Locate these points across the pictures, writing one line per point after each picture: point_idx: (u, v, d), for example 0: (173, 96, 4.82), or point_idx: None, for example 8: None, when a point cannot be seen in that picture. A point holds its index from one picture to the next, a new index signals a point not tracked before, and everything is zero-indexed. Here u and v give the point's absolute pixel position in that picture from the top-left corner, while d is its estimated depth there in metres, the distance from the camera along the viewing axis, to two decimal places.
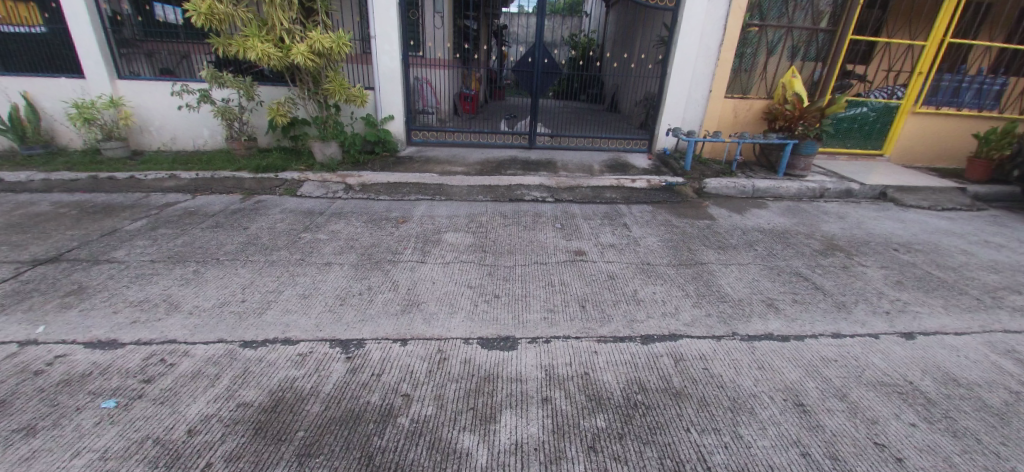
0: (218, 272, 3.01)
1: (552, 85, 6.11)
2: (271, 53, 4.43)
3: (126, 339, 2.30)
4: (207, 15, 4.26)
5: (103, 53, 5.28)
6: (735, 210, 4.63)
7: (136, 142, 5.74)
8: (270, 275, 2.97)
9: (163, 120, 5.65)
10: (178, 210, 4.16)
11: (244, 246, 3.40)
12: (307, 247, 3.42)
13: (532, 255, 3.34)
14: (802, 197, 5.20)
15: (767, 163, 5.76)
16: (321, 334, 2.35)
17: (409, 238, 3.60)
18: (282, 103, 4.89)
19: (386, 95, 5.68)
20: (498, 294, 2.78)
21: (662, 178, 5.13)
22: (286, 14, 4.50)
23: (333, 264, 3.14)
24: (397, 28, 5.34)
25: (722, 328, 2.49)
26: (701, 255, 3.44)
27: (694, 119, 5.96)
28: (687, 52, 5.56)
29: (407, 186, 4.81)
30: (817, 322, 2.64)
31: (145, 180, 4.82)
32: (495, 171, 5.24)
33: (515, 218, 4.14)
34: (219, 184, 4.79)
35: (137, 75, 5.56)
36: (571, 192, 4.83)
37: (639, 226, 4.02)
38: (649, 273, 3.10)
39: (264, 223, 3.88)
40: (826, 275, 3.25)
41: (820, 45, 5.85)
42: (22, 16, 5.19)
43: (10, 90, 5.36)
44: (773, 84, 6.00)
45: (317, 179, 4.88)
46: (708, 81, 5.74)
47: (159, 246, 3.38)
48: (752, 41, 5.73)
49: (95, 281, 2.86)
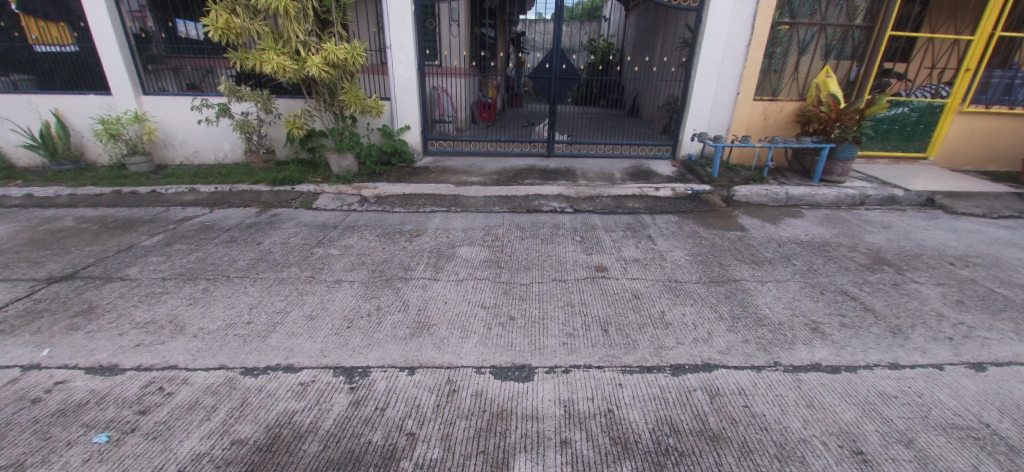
0: (226, 290, 2.93)
1: (571, 91, 5.93)
2: (286, 66, 4.40)
3: (127, 364, 2.23)
4: (224, 30, 4.27)
5: (128, 69, 5.40)
6: (768, 220, 4.32)
7: (160, 157, 5.84)
8: (278, 294, 2.87)
9: (185, 134, 5.73)
10: (195, 225, 4.15)
11: (255, 263, 3.32)
12: (318, 263, 3.31)
13: (550, 271, 3.15)
14: (841, 205, 4.83)
15: (801, 168, 5.41)
16: (324, 360, 2.21)
17: (422, 253, 3.47)
18: (298, 116, 4.87)
19: (402, 105, 5.61)
20: (514, 315, 2.59)
21: (687, 186, 4.87)
22: (301, 26, 4.47)
23: (343, 282, 3.02)
24: (412, 38, 5.27)
25: (762, 357, 2.23)
26: (734, 271, 3.17)
27: (722, 123, 5.66)
28: (713, 54, 5.29)
29: (422, 198, 4.69)
30: (870, 350, 2.34)
31: (166, 194, 4.87)
32: (512, 180, 5.08)
33: (533, 230, 3.96)
34: (236, 197, 4.79)
35: (163, 90, 5.65)
36: (591, 202, 4.61)
37: (665, 239, 3.78)
38: (677, 292, 2.86)
39: (277, 238, 3.81)
40: (876, 294, 2.93)
41: (856, 43, 5.47)
42: (54, 36, 5.37)
43: (41, 108, 5.53)
44: (805, 85, 5.66)
45: (333, 191, 4.82)
46: (736, 83, 5.44)
47: (172, 263, 3.34)
48: (782, 40, 5.41)
49: (106, 300, 2.83)
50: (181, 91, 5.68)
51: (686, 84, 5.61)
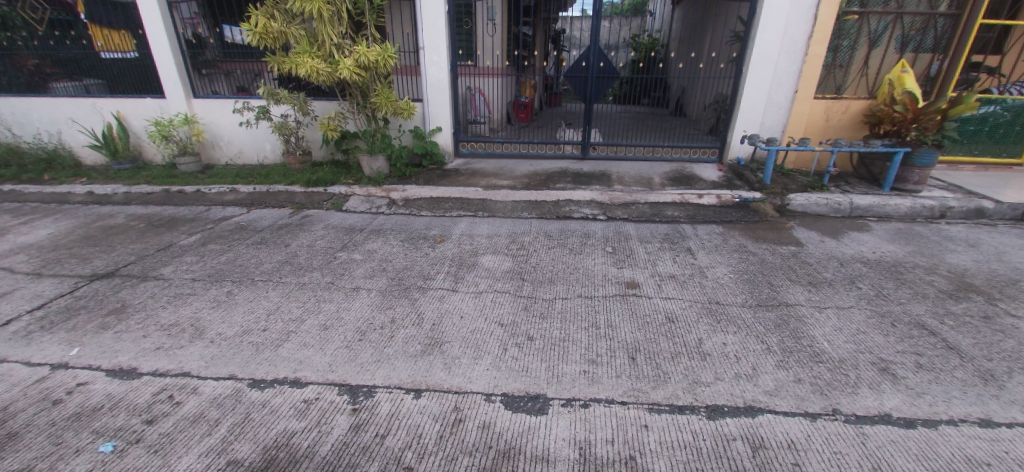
0: (248, 294, 2.94)
1: (609, 90, 5.65)
2: (320, 69, 4.42)
3: (144, 368, 2.25)
4: (262, 34, 4.36)
5: (180, 74, 5.68)
6: (828, 233, 3.87)
7: (208, 157, 6.12)
8: (296, 300, 2.82)
9: (231, 135, 5.97)
10: (231, 225, 4.26)
11: (280, 266, 3.33)
12: (339, 268, 3.26)
13: (576, 287, 2.92)
14: (917, 217, 4.26)
15: (869, 175, 4.84)
16: (331, 376, 2.12)
17: (443, 261, 3.34)
18: (332, 118, 4.90)
19: (434, 106, 5.54)
20: (532, 335, 2.40)
21: (735, 193, 4.45)
22: (335, 29, 4.48)
23: (361, 289, 2.94)
24: (445, 38, 5.19)
25: (818, 402, 1.93)
26: (786, 294, 2.82)
27: (776, 124, 5.17)
28: (767, 48, 4.83)
29: (450, 201, 4.59)
30: (954, 401, 1.97)
31: (208, 193, 5.05)
32: (543, 184, 4.88)
33: (561, 239, 3.75)
34: (272, 198, 4.89)
35: (215, 94, 5.91)
36: (626, 210, 4.33)
37: (706, 252, 3.45)
38: (718, 317, 2.55)
39: (305, 240, 3.82)
40: (960, 328, 2.50)
41: (939, 33, 4.81)
42: (117, 43, 5.73)
43: (105, 110, 5.94)
44: (876, 81, 5.06)
45: (363, 193, 4.81)
46: (793, 80, 4.95)
47: (204, 264, 3.42)
48: (850, 32, 4.85)
49: (137, 300, 2.92)
50: (231, 94, 5.91)
51: (736, 81, 5.17)
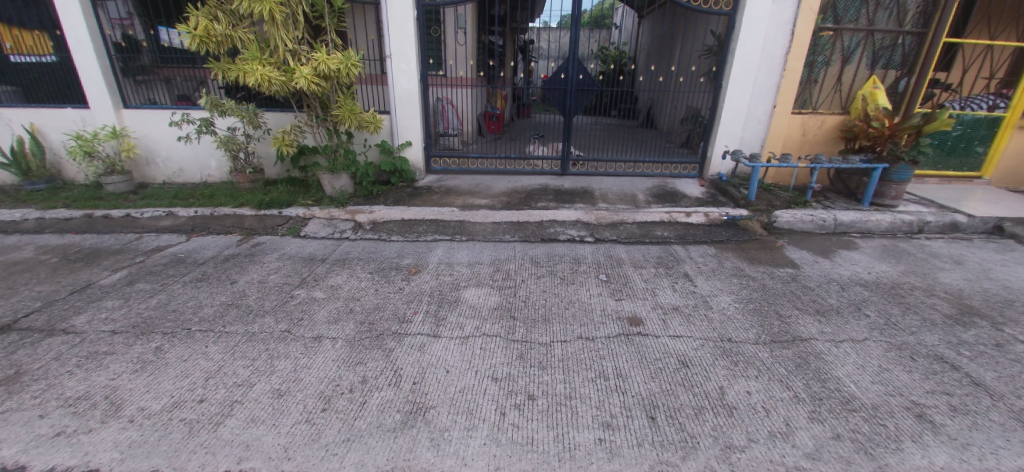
0: (181, 351, 2.41)
1: (587, 103, 5.49)
2: (272, 77, 3.92)
3: (34, 467, 1.71)
4: (203, 37, 3.83)
5: (107, 81, 4.99)
6: (819, 252, 3.77)
7: (142, 175, 5.40)
8: (242, 358, 2.33)
9: (169, 150, 5.30)
10: (166, 257, 3.66)
11: (224, 310, 2.81)
12: (297, 311, 2.78)
13: (574, 325, 2.61)
14: (897, 232, 4.27)
15: (846, 189, 4.85)
16: (286, 466, 1.68)
17: (420, 298, 2.94)
18: (287, 132, 4.41)
19: (403, 119, 5.12)
20: (534, 393, 2.05)
21: (722, 211, 4.32)
22: (290, 33, 4.01)
23: (325, 339, 2.48)
24: (415, 46, 4.81)
25: (866, 466, 1.69)
26: (798, 327, 2.62)
27: (755, 138, 5.13)
28: (746, 62, 4.78)
29: (424, 224, 4.18)
30: (1004, 453, 1.77)
31: (140, 218, 4.39)
32: (524, 203, 4.58)
33: (549, 266, 3.43)
34: (217, 223, 4.30)
35: (154, 103, 5.25)
36: (614, 230, 4.08)
37: (705, 278, 3.22)
38: (735, 358, 2.30)
39: (256, 275, 3.30)
40: (978, 360, 2.37)
41: (907, 50, 4.92)
42: (31, 45, 4.97)
43: (16, 122, 5.13)
44: (848, 97, 5.12)
45: (324, 215, 4.32)
46: (772, 94, 4.91)
47: (128, 311, 2.84)
48: (824, 48, 4.88)
49: (36, 364, 2.34)
50: (171, 104, 5.26)
51: (715, 95, 5.10)
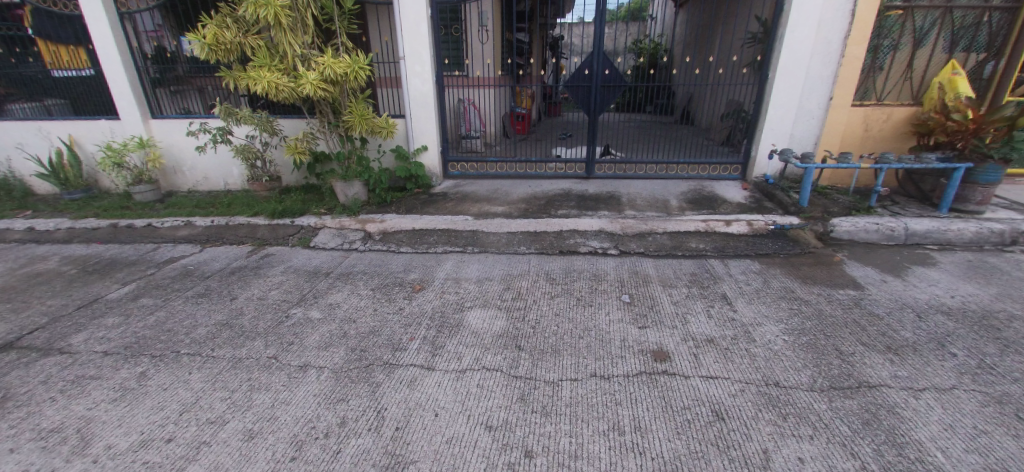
0: (165, 378, 2.28)
1: (615, 100, 5.06)
2: (280, 84, 3.79)
3: None
4: (212, 45, 3.75)
5: (135, 92, 5.08)
6: (887, 269, 3.22)
7: (170, 183, 5.51)
8: (222, 389, 2.16)
9: (194, 160, 5.36)
10: (176, 269, 3.62)
11: (218, 331, 2.68)
12: (289, 334, 2.60)
13: (587, 359, 2.26)
14: (985, 244, 3.60)
15: (919, 193, 4.21)
16: None
17: (420, 320, 2.68)
18: (299, 139, 4.29)
19: (418, 123, 4.91)
20: (532, 449, 1.73)
21: (768, 219, 3.80)
22: (298, 37, 3.86)
23: (311, 369, 2.27)
24: (429, 46, 4.58)
25: None
26: (863, 369, 2.15)
27: (808, 135, 4.54)
28: (797, 49, 4.21)
29: (435, 234, 3.94)
30: None
31: (160, 228, 4.43)
32: (543, 210, 4.25)
33: (566, 284, 3.08)
34: (231, 233, 4.26)
35: (189, 112, 5.28)
36: (642, 242, 3.67)
37: (746, 302, 2.78)
38: (783, 411, 1.89)
39: (257, 291, 3.17)
40: None
41: (994, 28, 4.18)
42: (69, 60, 5.15)
43: (56, 134, 5.35)
44: (921, 85, 4.43)
45: (335, 225, 4.17)
46: (828, 85, 4.32)
47: (126, 329, 2.76)
48: (891, 30, 4.23)
49: (24, 388, 2.26)
50: (205, 113, 5.27)
51: (760, 88, 4.55)
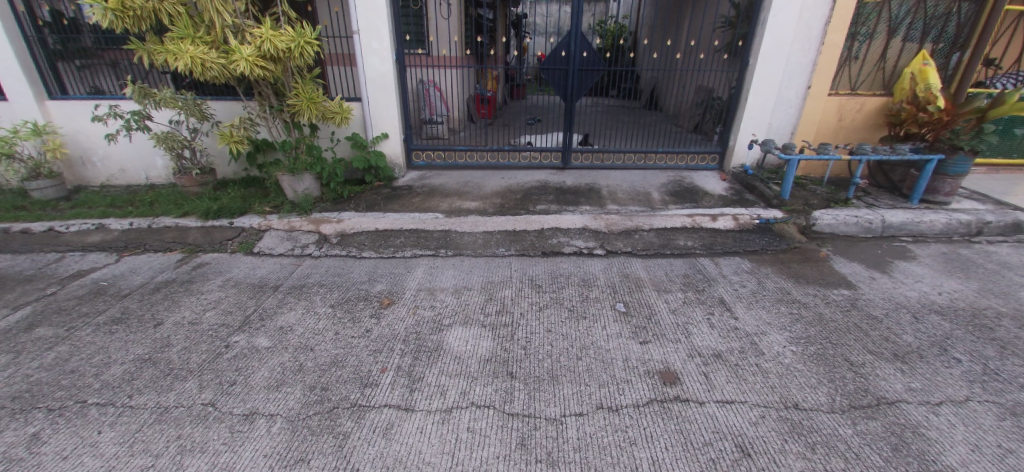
0: (65, 440, 1.78)
1: (591, 84, 4.73)
2: (209, 61, 3.19)
3: None
4: (117, 10, 3.06)
5: (25, 67, 4.18)
6: (872, 265, 3.18)
7: (77, 177, 4.67)
8: (142, 454, 1.70)
9: (107, 149, 4.56)
10: (86, 286, 3.00)
11: (138, 369, 2.18)
12: (231, 369, 2.15)
13: (589, 386, 2.00)
14: (953, 235, 3.67)
15: (888, 183, 4.28)
16: None
17: (391, 346, 2.30)
18: (236, 126, 3.68)
19: (377, 108, 4.39)
20: None
21: (753, 213, 3.70)
22: (229, 5, 3.24)
23: (259, 419, 1.85)
24: (388, 19, 4.04)
25: None
26: (877, 383, 2.04)
27: (785, 125, 4.47)
28: (780, 35, 4.06)
29: (401, 235, 3.51)
30: None
31: (64, 233, 3.68)
32: (520, 206, 3.93)
33: (554, 292, 2.80)
34: (155, 238, 3.61)
35: (101, 92, 4.49)
36: (628, 240, 3.44)
37: (746, 307, 2.62)
38: (810, 440, 1.72)
39: (189, 313, 2.64)
40: None
41: (962, 20, 4.22)
42: None
43: None
44: (892, 76, 4.46)
45: (283, 226, 3.65)
46: (807, 74, 4.24)
47: (12, 372, 2.18)
48: (868, 17, 4.18)
49: None
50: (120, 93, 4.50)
51: (740, 75, 4.40)
